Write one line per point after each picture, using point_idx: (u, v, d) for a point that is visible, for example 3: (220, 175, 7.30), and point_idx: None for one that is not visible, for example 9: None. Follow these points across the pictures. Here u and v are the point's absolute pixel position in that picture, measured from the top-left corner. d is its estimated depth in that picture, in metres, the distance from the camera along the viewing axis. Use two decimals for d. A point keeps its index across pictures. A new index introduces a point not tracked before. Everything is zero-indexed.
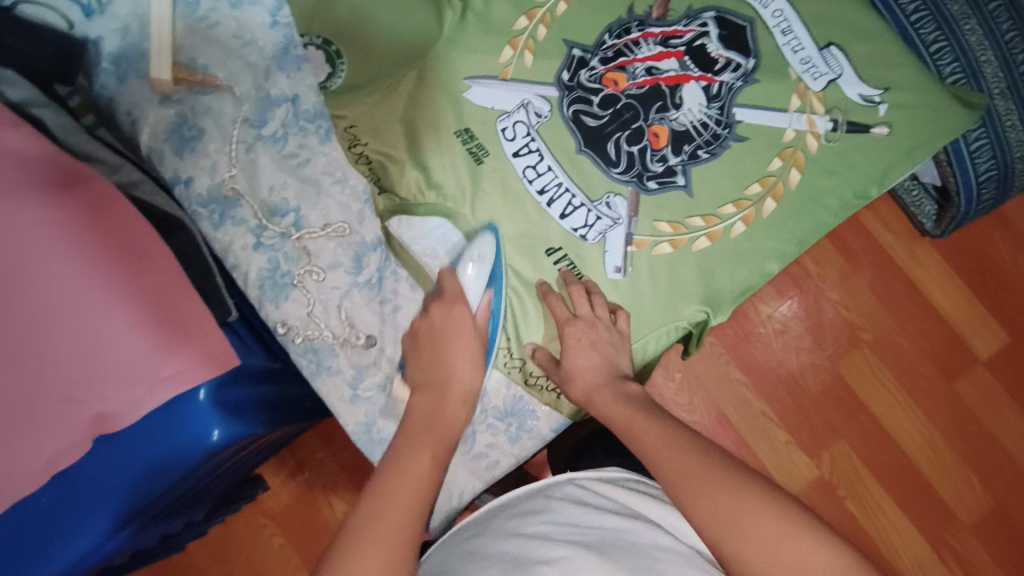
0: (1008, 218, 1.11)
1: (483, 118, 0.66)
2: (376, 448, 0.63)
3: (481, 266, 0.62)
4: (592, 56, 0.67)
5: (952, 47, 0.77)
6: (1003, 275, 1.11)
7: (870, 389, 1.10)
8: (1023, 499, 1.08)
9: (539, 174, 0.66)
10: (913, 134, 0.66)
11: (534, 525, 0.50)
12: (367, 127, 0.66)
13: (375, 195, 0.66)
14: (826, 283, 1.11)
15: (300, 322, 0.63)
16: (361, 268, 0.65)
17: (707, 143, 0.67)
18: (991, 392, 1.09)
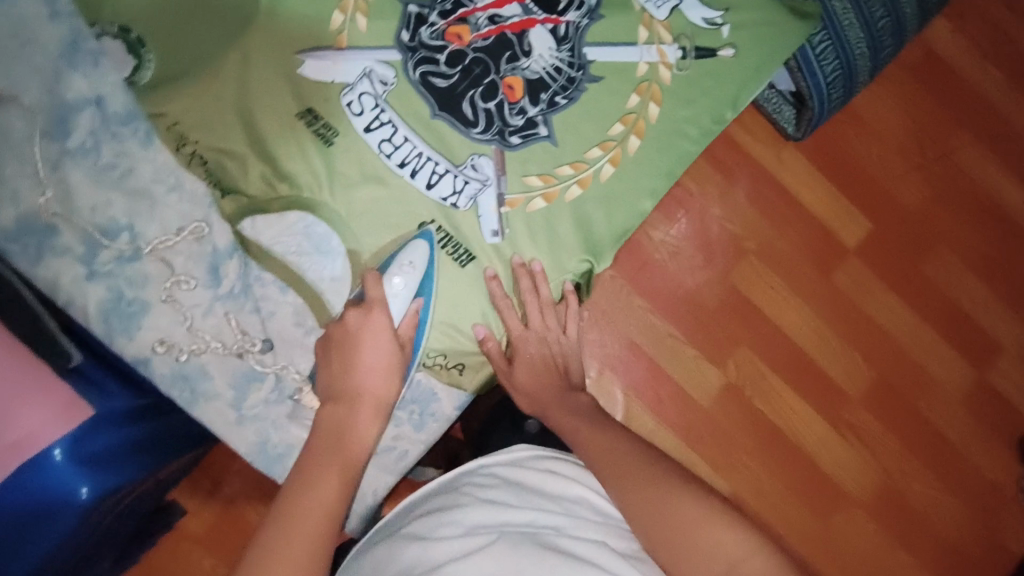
0: (859, 114, 1.20)
1: (324, 94, 0.61)
2: (275, 466, 0.58)
3: (411, 274, 0.60)
4: (430, 11, 0.63)
5: None
6: (857, 168, 1.20)
7: (760, 293, 1.16)
8: (903, 369, 1.18)
9: (396, 146, 0.62)
10: (757, 51, 0.67)
11: (445, 526, 0.51)
12: (192, 122, 0.59)
13: (218, 198, 0.59)
14: (708, 201, 1.15)
15: (180, 338, 0.57)
16: (219, 279, 0.58)
17: (564, 89, 0.65)
18: (863, 277, 1.18)
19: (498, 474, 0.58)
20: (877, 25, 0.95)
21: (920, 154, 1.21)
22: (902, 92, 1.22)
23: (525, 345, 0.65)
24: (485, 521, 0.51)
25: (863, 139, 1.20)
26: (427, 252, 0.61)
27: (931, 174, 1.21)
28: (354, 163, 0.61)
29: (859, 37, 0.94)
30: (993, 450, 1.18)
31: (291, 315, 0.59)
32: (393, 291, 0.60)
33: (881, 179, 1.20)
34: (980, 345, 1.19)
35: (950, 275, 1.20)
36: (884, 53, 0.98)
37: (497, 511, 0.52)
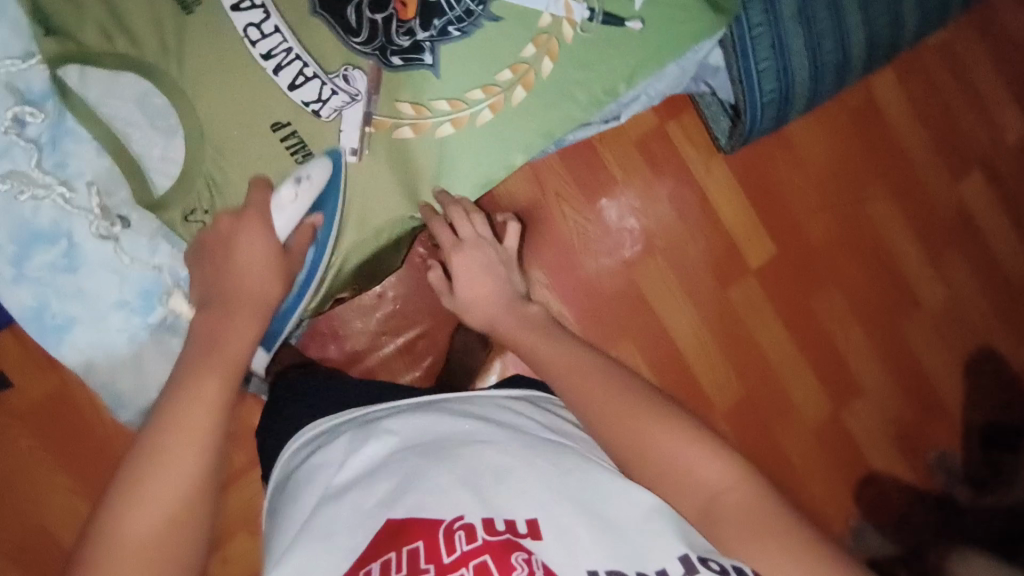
0: (790, 140, 1.22)
1: None
2: (52, 337, 0.54)
3: (305, 189, 0.58)
4: None
5: None
6: (776, 192, 1.21)
7: (656, 291, 1.17)
8: (769, 393, 1.22)
9: (264, 35, 0.57)
10: (666, 32, 0.66)
11: (382, 423, 0.55)
12: None
13: (41, 37, 0.53)
14: (629, 190, 1.14)
15: None
16: (26, 128, 0.54)
17: (460, 20, 0.61)
18: (756, 297, 1.22)
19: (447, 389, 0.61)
20: (823, 58, 0.96)
21: (836, 194, 1.24)
22: (834, 130, 1.24)
23: (458, 256, 0.65)
24: (424, 414, 0.56)
25: (790, 167, 1.22)
26: (328, 171, 0.59)
27: (842, 216, 1.24)
28: (210, 39, 0.55)
29: (802, 65, 0.95)
30: (832, 484, 1.24)
31: (101, 183, 0.55)
32: (278, 205, 0.57)
33: (795, 209, 1.22)
34: (843, 386, 1.25)
35: (834, 315, 1.25)
36: (823, 87, 1.00)
37: (433, 411, 0.56)
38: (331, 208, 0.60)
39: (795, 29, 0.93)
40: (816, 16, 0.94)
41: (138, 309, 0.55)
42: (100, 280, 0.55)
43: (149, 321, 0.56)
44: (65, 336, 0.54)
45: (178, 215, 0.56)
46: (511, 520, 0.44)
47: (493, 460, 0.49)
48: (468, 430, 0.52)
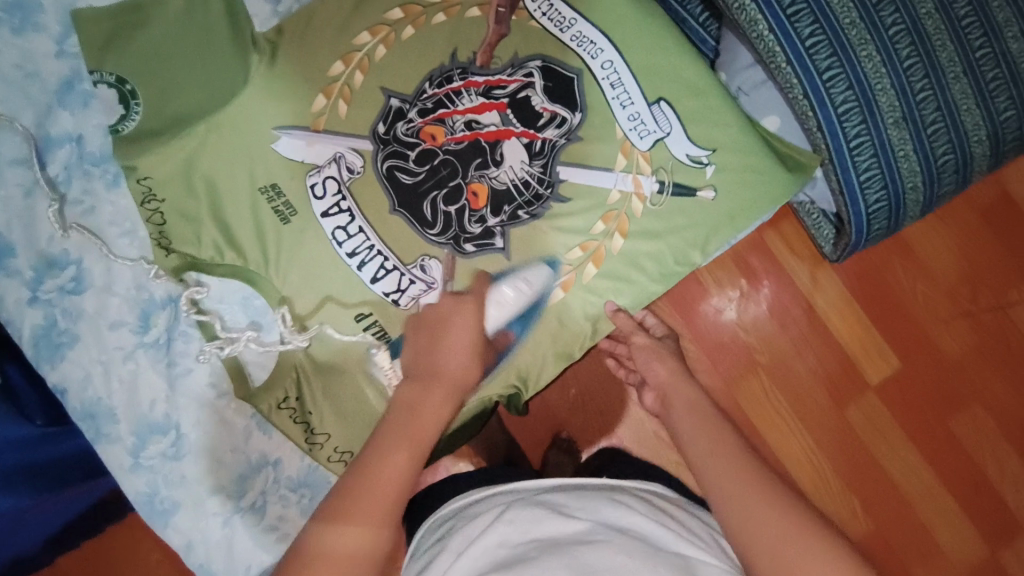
0: (910, 245, 1.09)
1: (291, 172, 0.62)
2: (158, 518, 0.60)
3: (523, 292, 0.63)
4: (410, 107, 0.63)
5: (846, 74, 0.80)
6: (895, 301, 1.08)
7: (760, 412, 1.07)
8: (904, 527, 1.06)
9: (350, 235, 0.62)
10: (736, 195, 0.65)
11: (494, 516, 0.55)
12: (161, 179, 0.61)
13: (161, 254, 0.61)
14: (727, 305, 1.08)
15: (99, 372, 0.60)
16: (147, 329, 0.61)
17: (529, 204, 0.63)
18: (879, 417, 1.07)
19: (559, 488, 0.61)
20: (938, 159, 0.86)
21: (970, 300, 1.08)
22: (963, 231, 1.09)
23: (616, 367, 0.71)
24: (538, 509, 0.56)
25: (911, 273, 1.09)
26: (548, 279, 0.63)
27: (979, 324, 1.08)
28: (302, 245, 0.61)
29: (912, 170, 0.85)
30: None
31: (208, 376, 0.62)
32: (498, 299, 0.62)
33: (919, 319, 1.08)
34: (998, 523, 1.06)
35: (978, 438, 1.07)
36: (942, 187, 0.90)
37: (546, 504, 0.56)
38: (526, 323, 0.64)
39: (902, 135, 0.83)
40: (924, 118, 0.84)
41: (234, 493, 0.60)
42: (201, 468, 0.60)
43: (240, 505, 0.60)
44: (169, 519, 0.60)
45: (271, 403, 0.61)
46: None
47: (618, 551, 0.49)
48: (585, 527, 0.52)
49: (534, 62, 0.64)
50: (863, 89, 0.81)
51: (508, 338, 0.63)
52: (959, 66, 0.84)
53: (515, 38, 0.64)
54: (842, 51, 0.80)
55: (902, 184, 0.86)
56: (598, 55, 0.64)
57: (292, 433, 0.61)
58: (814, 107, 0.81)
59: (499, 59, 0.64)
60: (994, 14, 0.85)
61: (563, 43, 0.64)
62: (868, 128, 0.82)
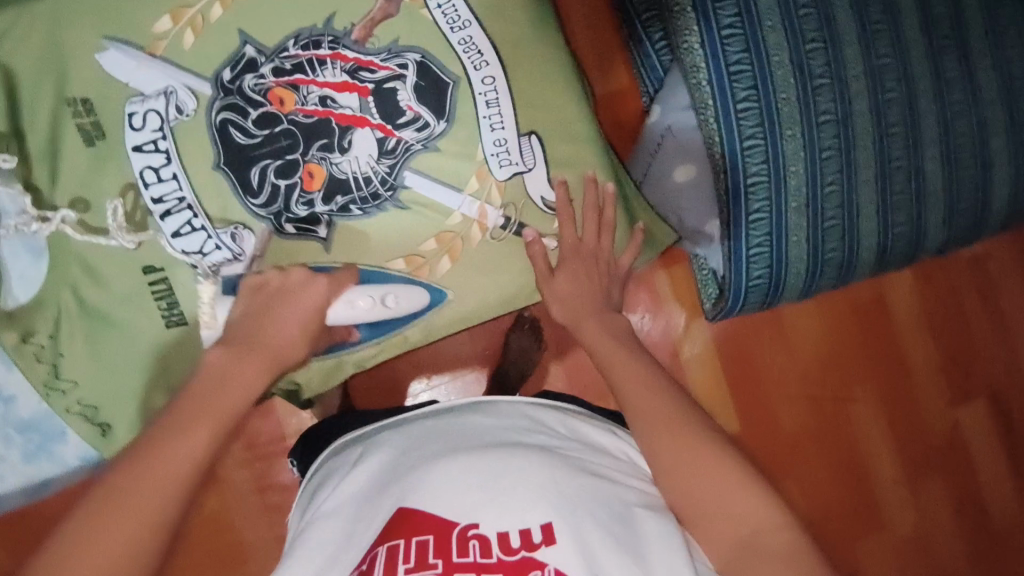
0: (784, 321, 1.09)
1: (109, 92, 0.55)
2: None
3: (356, 212, 0.59)
4: (266, 61, 0.57)
5: (766, 147, 0.80)
6: (753, 370, 1.09)
7: None
8: None
9: (160, 180, 0.56)
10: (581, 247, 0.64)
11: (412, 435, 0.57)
12: None
13: None
14: None
15: None
16: None
17: (365, 201, 0.59)
18: None
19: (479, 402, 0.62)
20: (825, 253, 0.85)
21: (820, 386, 1.11)
22: (836, 322, 1.11)
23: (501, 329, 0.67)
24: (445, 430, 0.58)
25: (777, 348, 1.10)
26: (393, 209, 0.60)
27: (820, 409, 1.11)
28: (99, 176, 0.56)
29: (800, 257, 0.85)
30: None
31: None
32: (324, 214, 0.58)
33: (770, 393, 1.10)
34: None
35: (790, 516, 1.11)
36: (821, 279, 0.88)
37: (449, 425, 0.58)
38: (361, 245, 0.60)
39: (800, 220, 0.83)
40: (825, 211, 0.83)
41: None
42: None
43: None
44: None
45: (14, 336, 0.55)
46: (527, 529, 0.47)
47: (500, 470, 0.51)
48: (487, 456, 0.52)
49: (413, 54, 0.59)
50: (778, 166, 0.81)
51: (334, 256, 0.60)
52: (872, 170, 0.83)
53: (400, 22, 0.59)
54: (769, 124, 0.79)
55: (786, 266, 0.86)
56: (482, 67, 0.60)
57: (32, 372, 0.55)
58: (726, 169, 0.81)
59: (377, 40, 0.59)
60: (922, 132, 0.83)
61: (449, 44, 0.59)
62: (770, 205, 0.82)
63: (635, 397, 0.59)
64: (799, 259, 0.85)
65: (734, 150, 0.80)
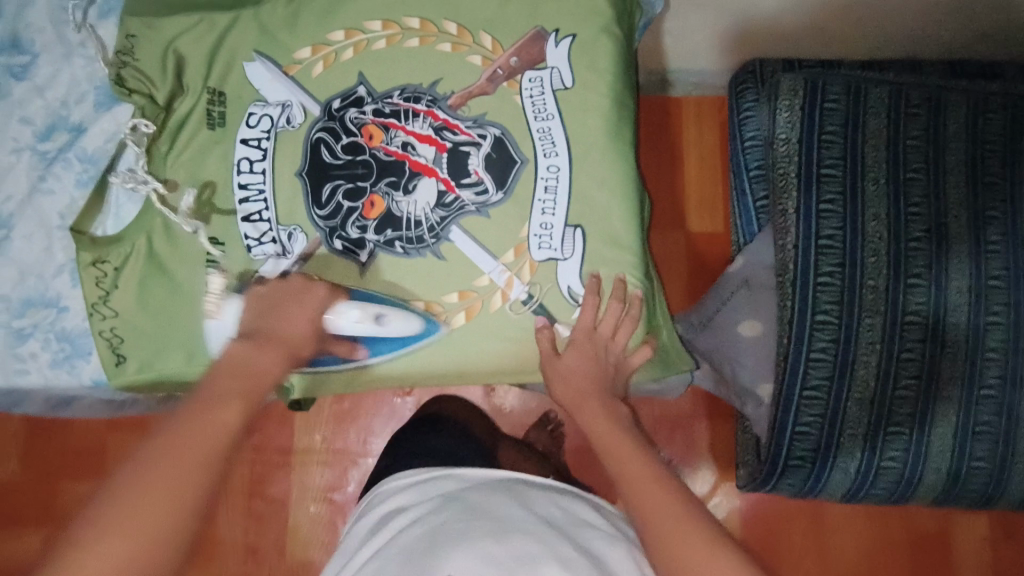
0: (824, 520, 0.98)
1: (242, 92, 0.66)
2: None
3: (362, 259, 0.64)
4: (371, 102, 0.66)
5: (837, 327, 0.78)
6: (774, 562, 0.98)
7: None
8: None
9: (251, 171, 0.65)
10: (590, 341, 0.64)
11: (426, 504, 0.54)
12: (143, 40, 0.66)
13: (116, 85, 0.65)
14: None
15: None
16: (46, 140, 0.64)
17: (410, 241, 0.64)
18: None
19: (480, 473, 0.57)
20: (883, 458, 0.79)
21: None
22: (883, 542, 0.98)
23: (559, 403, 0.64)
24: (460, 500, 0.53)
25: (808, 547, 0.98)
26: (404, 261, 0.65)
27: None
28: (207, 155, 0.65)
29: (852, 452, 0.80)
30: None
31: (63, 207, 0.64)
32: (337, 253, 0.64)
33: None
34: None
35: None
36: (873, 488, 0.81)
37: (467, 491, 0.54)
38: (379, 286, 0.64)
39: (860, 414, 0.79)
40: (890, 413, 0.78)
41: (12, 310, 0.62)
42: (5, 274, 0.63)
43: (12, 324, 0.62)
44: None
45: (88, 258, 0.62)
46: None
47: (506, 543, 0.46)
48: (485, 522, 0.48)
49: (494, 129, 0.65)
50: (848, 350, 0.78)
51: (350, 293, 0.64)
52: (956, 389, 0.77)
53: (493, 100, 0.66)
54: (846, 306, 0.78)
55: (835, 457, 0.80)
56: (551, 156, 0.65)
57: (88, 292, 0.62)
58: (791, 337, 0.79)
59: (468, 110, 0.66)
60: None
61: (528, 129, 0.66)
62: (829, 388, 0.79)
63: (626, 466, 0.53)
64: (850, 454, 0.80)
65: (804, 320, 0.79)
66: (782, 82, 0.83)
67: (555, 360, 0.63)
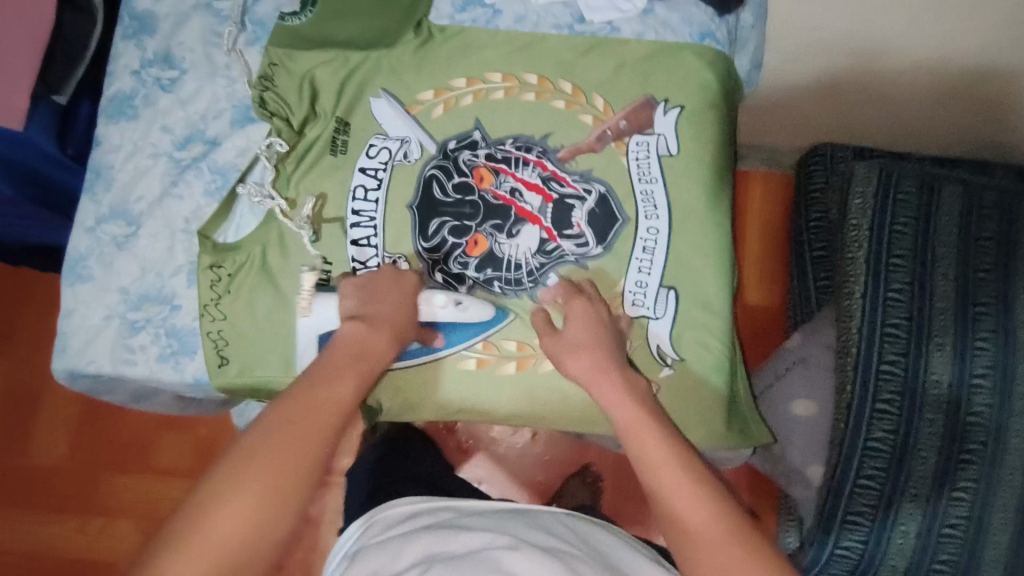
0: None
1: (366, 125, 0.70)
2: (71, 278, 0.67)
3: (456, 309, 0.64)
4: (484, 146, 0.70)
5: (896, 420, 0.76)
6: None
7: None
8: None
9: (365, 198, 0.68)
10: (669, 399, 0.64)
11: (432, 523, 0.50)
12: (284, 70, 0.71)
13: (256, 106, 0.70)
14: None
15: (121, 146, 0.69)
16: (182, 148, 0.69)
17: (508, 283, 0.67)
18: None
19: (489, 504, 0.55)
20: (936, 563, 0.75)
21: None
22: None
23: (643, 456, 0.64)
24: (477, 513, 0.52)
25: None
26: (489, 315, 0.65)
27: None
28: (327, 179, 0.69)
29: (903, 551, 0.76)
30: None
31: (189, 212, 0.68)
32: (430, 301, 0.64)
33: None
34: None
35: None
36: None
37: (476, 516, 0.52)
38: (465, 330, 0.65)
39: (914, 512, 0.76)
40: (945, 516, 0.75)
41: (129, 302, 0.66)
42: (129, 268, 0.67)
43: (127, 315, 0.66)
44: (77, 284, 0.67)
45: (206, 261, 0.65)
46: None
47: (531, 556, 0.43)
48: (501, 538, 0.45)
49: (599, 186, 0.68)
50: (906, 446, 0.76)
51: (433, 336, 0.65)
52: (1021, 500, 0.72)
53: (600, 158, 0.69)
54: (906, 401, 0.76)
55: (884, 554, 0.77)
56: (651, 218, 0.68)
57: (202, 293, 0.65)
58: (846, 425, 0.78)
59: (577, 165, 0.69)
60: None
61: (632, 190, 0.68)
62: (883, 481, 0.77)
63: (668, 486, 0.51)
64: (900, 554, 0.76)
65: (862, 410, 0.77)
66: (857, 169, 0.84)
67: (557, 336, 0.62)
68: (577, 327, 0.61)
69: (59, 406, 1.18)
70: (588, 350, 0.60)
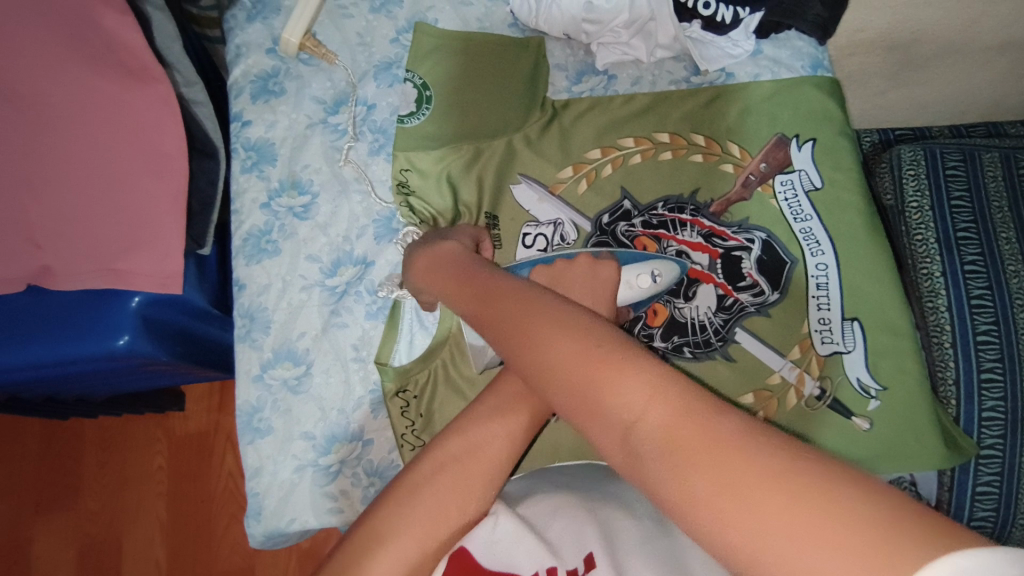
0: None
1: (515, 215, 0.70)
2: (247, 435, 0.63)
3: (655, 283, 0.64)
4: (637, 214, 0.69)
5: (1004, 384, 0.69)
6: None
7: None
8: None
9: None
10: (884, 429, 0.64)
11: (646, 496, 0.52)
12: (418, 179, 0.68)
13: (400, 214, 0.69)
14: None
15: (265, 285, 0.65)
16: (333, 274, 0.67)
17: (698, 346, 0.67)
18: None
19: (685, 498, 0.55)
20: None
21: None
22: None
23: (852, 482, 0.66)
24: (561, 475, 0.57)
25: None
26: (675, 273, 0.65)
27: None
28: None
29: None
30: None
31: (355, 339, 0.65)
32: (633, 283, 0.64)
33: None
34: None
35: None
36: None
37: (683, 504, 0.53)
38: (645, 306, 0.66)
39: None
40: None
41: (318, 447, 0.63)
42: (309, 410, 0.63)
43: (320, 461, 0.62)
44: (256, 439, 0.62)
45: (392, 388, 0.63)
46: None
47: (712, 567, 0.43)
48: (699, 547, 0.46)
49: (760, 233, 0.69)
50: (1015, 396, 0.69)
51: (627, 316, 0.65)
52: None
53: (753, 205, 0.70)
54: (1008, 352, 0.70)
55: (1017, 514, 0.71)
56: (817, 255, 0.68)
57: (396, 424, 0.63)
58: (956, 387, 0.71)
59: (731, 215, 0.69)
60: None
61: (792, 231, 0.69)
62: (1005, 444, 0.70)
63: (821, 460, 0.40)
64: None
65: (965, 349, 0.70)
66: (900, 153, 0.78)
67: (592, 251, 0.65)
68: (529, 308, 0.44)
69: (145, 552, 1.03)
70: (563, 335, 0.41)
